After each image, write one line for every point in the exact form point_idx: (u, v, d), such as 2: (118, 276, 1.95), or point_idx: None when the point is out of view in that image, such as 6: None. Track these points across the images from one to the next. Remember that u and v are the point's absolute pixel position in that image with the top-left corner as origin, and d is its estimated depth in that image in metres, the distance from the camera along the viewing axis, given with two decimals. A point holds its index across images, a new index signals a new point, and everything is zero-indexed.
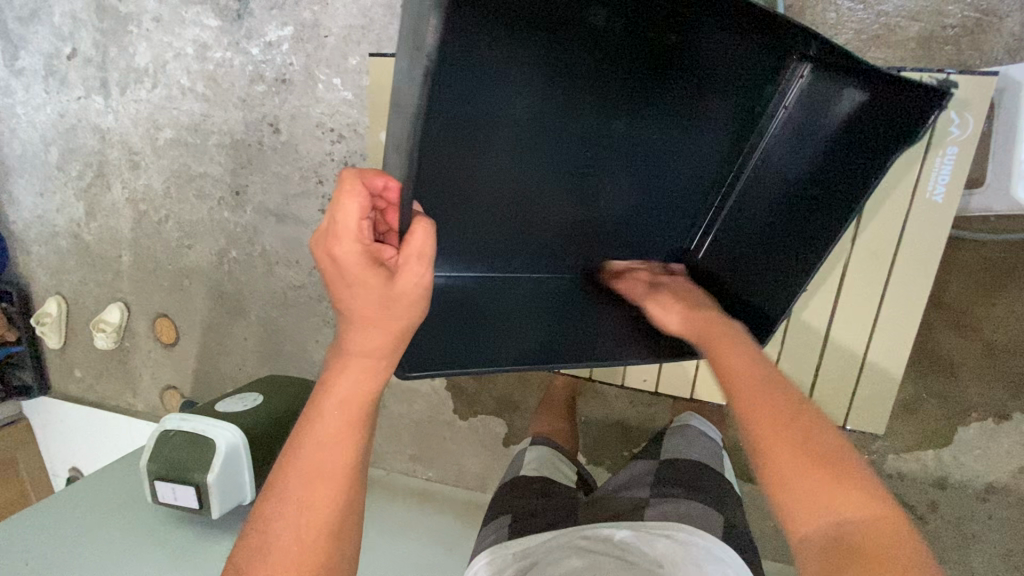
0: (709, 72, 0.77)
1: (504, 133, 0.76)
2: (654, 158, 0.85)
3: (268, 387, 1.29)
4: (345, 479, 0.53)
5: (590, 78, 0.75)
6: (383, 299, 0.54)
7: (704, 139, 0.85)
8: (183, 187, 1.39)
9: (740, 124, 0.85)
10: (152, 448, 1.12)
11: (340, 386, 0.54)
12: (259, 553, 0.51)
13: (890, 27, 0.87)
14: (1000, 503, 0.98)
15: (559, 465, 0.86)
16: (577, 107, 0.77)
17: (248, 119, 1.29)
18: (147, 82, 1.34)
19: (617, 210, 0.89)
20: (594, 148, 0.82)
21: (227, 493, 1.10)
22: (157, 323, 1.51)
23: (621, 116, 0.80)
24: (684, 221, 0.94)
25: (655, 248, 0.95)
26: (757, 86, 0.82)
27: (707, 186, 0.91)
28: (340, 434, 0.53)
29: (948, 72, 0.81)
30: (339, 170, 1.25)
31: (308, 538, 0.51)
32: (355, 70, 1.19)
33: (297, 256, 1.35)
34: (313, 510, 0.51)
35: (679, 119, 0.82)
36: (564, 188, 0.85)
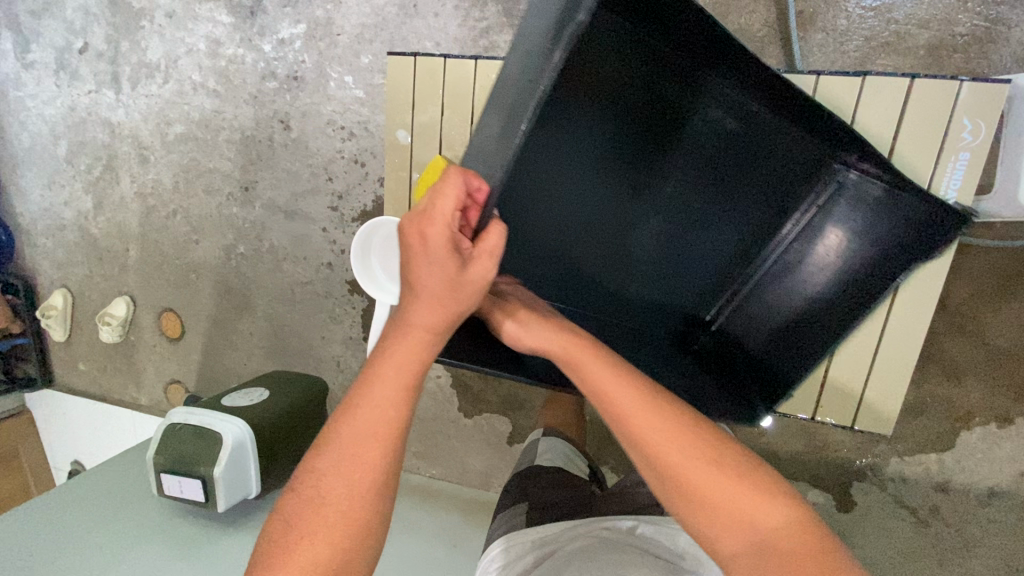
0: (747, 155, 0.88)
1: (562, 186, 0.84)
2: (686, 231, 0.92)
3: (274, 383, 1.30)
4: (393, 442, 0.56)
5: (645, 151, 0.87)
6: (453, 283, 0.59)
7: (739, 219, 0.92)
8: (192, 182, 1.39)
9: (774, 213, 0.92)
10: (159, 441, 1.13)
11: (395, 352, 0.58)
12: (307, 501, 0.53)
13: (900, 35, 0.88)
14: (1002, 507, 0.99)
15: (573, 459, 0.87)
16: (628, 172, 0.87)
17: (259, 116, 1.30)
18: (158, 77, 1.35)
19: (643, 275, 0.95)
20: (635, 214, 0.90)
21: (233, 487, 1.11)
22: (163, 317, 1.52)
23: (666, 185, 0.89)
24: (705, 299, 0.98)
25: (673, 316, 0.98)
26: (796, 182, 0.90)
27: (731, 266, 0.95)
28: (395, 398, 0.56)
29: (960, 79, 0.82)
30: (349, 167, 1.26)
31: (358, 494, 0.53)
32: (367, 68, 1.20)
33: (304, 252, 1.35)
34: (362, 465, 0.54)
35: (716, 194, 0.90)
36: (603, 248, 0.92)
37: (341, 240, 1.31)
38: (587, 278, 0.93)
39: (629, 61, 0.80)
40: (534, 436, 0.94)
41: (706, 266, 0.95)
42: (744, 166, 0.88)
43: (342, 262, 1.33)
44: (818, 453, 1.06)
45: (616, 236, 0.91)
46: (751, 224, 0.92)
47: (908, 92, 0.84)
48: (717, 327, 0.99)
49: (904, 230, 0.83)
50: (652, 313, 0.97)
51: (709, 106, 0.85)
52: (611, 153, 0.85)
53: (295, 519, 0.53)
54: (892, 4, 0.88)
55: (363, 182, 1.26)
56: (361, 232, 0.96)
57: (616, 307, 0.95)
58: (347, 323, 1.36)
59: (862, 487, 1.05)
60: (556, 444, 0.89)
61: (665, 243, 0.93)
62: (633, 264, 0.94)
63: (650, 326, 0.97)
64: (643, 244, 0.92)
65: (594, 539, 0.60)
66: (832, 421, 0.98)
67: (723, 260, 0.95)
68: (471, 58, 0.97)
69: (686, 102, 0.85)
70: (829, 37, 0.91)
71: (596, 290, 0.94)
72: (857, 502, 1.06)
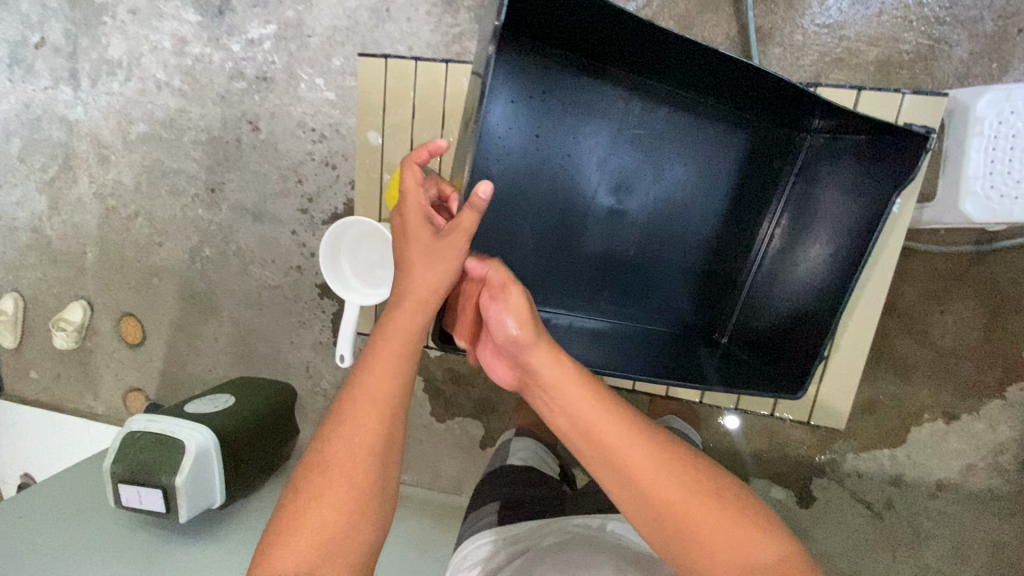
0: (703, 145, 0.91)
1: (552, 172, 0.90)
2: (671, 224, 0.94)
3: (240, 390, 1.27)
4: (388, 407, 0.60)
5: (617, 132, 0.89)
6: (431, 247, 0.67)
7: (723, 197, 0.93)
8: (155, 183, 1.36)
9: (761, 192, 0.93)
10: (117, 450, 1.08)
11: (391, 325, 0.65)
12: (318, 467, 0.58)
13: (851, 51, 0.93)
14: (950, 499, 1.04)
15: (545, 459, 0.88)
16: (597, 171, 0.91)
17: (227, 117, 1.27)
18: (120, 75, 1.31)
19: (646, 271, 0.96)
20: (616, 211, 0.93)
21: (196, 496, 1.07)
22: (122, 322, 1.46)
23: (647, 171, 0.91)
24: (716, 289, 0.97)
25: (683, 307, 0.98)
26: (775, 157, 0.91)
27: (726, 251, 0.95)
28: (391, 365, 0.62)
29: (903, 92, 0.87)
30: (319, 170, 1.25)
31: (361, 454, 0.58)
32: (339, 71, 1.19)
33: (273, 255, 1.32)
34: (364, 428, 0.59)
35: (684, 180, 0.92)
36: (596, 250, 0.95)
37: (311, 243, 1.29)
38: (589, 280, 0.96)
39: (576, 75, 0.86)
40: (507, 435, 0.94)
41: (703, 255, 0.95)
42: (706, 153, 0.91)
43: (312, 266, 1.31)
44: (780, 451, 1.10)
45: (607, 235, 0.94)
46: (732, 209, 0.93)
47: (856, 103, 0.88)
48: (735, 318, 0.97)
49: (878, 168, 0.79)
50: (668, 308, 0.97)
51: (658, 95, 0.88)
52: (585, 136, 0.89)
53: (308, 484, 0.57)
54: (843, 22, 0.93)
55: (334, 185, 1.25)
56: (327, 236, 0.92)
57: (629, 302, 0.97)
58: (317, 328, 1.34)
59: (822, 483, 1.09)
60: (528, 443, 0.89)
61: (651, 236, 0.94)
62: (635, 257, 0.95)
63: (665, 319, 0.98)
64: (634, 241, 0.95)
65: (565, 536, 0.61)
66: (790, 417, 1.01)
67: (716, 244, 0.95)
68: (443, 61, 0.98)
69: (634, 99, 0.88)
70: (787, 51, 0.95)
71: (606, 284, 0.96)
72: (818, 498, 1.10)
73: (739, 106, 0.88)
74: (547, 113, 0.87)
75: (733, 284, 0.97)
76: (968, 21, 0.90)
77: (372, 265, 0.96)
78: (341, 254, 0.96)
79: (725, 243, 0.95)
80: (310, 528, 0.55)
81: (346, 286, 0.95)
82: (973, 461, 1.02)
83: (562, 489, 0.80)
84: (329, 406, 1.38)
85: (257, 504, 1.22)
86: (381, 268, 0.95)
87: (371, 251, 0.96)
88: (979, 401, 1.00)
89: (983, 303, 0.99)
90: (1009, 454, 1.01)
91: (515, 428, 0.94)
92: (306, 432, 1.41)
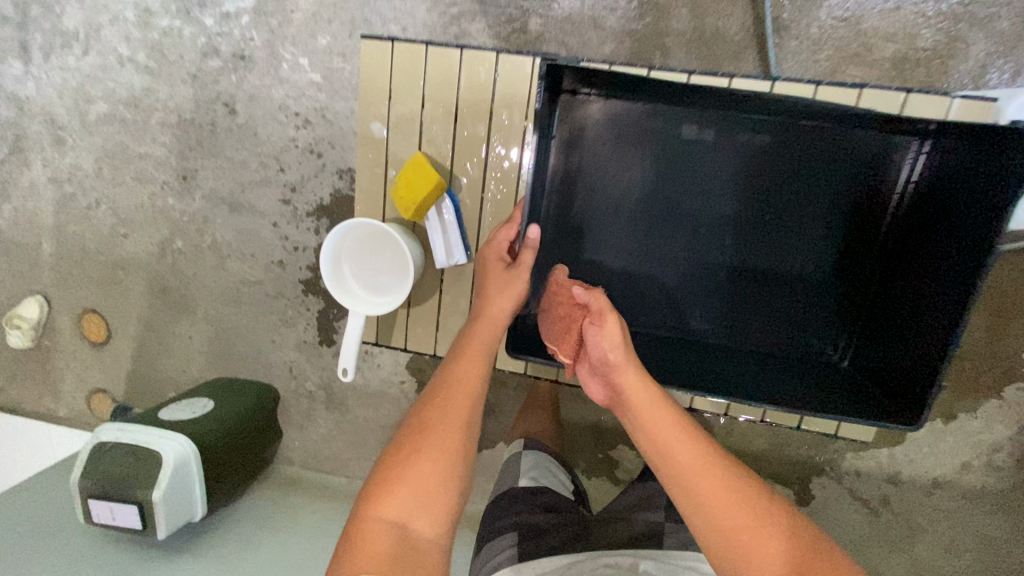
0: (792, 170, 0.83)
1: (627, 201, 0.87)
2: (768, 254, 0.87)
3: (220, 394, 1.20)
4: (478, 389, 0.69)
5: (694, 155, 0.84)
6: (500, 276, 0.80)
7: (820, 216, 0.85)
8: (119, 169, 1.24)
9: (872, 205, 0.83)
10: (84, 463, 1.00)
11: (478, 333, 0.76)
12: (414, 430, 0.64)
13: (869, 47, 0.91)
14: (944, 497, 1.06)
15: (558, 475, 0.84)
16: (684, 204, 0.86)
17: (200, 98, 1.17)
18: (76, 48, 1.19)
19: (748, 307, 0.89)
20: (711, 244, 0.87)
21: (176, 510, 1.00)
22: (84, 319, 1.35)
23: (728, 191, 0.85)
24: (835, 319, 0.88)
25: (793, 337, 0.90)
26: (883, 165, 0.81)
27: (834, 273, 0.86)
28: (478, 356, 0.73)
29: (951, 94, 0.83)
30: (303, 158, 1.16)
31: (453, 422, 0.65)
32: (325, 50, 1.10)
33: (252, 249, 1.24)
34: (456, 400, 0.67)
35: (777, 207, 0.85)
36: (696, 288, 0.89)
37: (293, 237, 1.21)
38: (688, 317, 0.91)
39: (638, 109, 0.83)
40: (515, 446, 0.90)
41: (807, 285, 0.87)
42: (799, 172, 0.83)
43: (295, 261, 1.22)
44: (781, 451, 1.10)
45: (706, 271, 0.89)
46: (837, 233, 0.85)
47: (903, 106, 0.84)
48: (853, 348, 0.88)
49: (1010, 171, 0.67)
50: (775, 339, 0.90)
51: (733, 118, 0.81)
52: (660, 159, 0.85)
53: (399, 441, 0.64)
54: (861, 16, 0.90)
55: (319, 174, 1.16)
56: (329, 240, 0.87)
57: (729, 335, 0.90)
58: (301, 326, 1.26)
59: (821, 482, 1.10)
60: (539, 458, 0.86)
61: (741, 263, 0.87)
62: (728, 287, 0.89)
63: (773, 352, 0.90)
64: (733, 275, 0.88)
65: None
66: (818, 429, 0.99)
67: (824, 272, 0.87)
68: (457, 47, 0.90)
69: (707, 127, 0.82)
70: (802, 44, 0.92)
71: (700, 318, 0.90)
72: (816, 496, 1.11)
73: (825, 132, 0.81)
74: (613, 144, 0.85)
75: (854, 312, 0.88)
76: (985, 19, 0.88)
77: (377, 271, 0.90)
78: (344, 273, 0.91)
79: (834, 271, 0.86)
80: (410, 479, 0.60)
81: (370, 304, 0.90)
82: (967, 460, 1.04)
83: (582, 510, 0.79)
84: (314, 408, 1.31)
85: (241, 514, 1.15)
86: (387, 274, 0.90)
87: (370, 256, 0.90)
88: (977, 400, 1.02)
89: (986, 303, 0.99)
90: (1003, 453, 1.03)
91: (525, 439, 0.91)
92: (289, 436, 1.34)
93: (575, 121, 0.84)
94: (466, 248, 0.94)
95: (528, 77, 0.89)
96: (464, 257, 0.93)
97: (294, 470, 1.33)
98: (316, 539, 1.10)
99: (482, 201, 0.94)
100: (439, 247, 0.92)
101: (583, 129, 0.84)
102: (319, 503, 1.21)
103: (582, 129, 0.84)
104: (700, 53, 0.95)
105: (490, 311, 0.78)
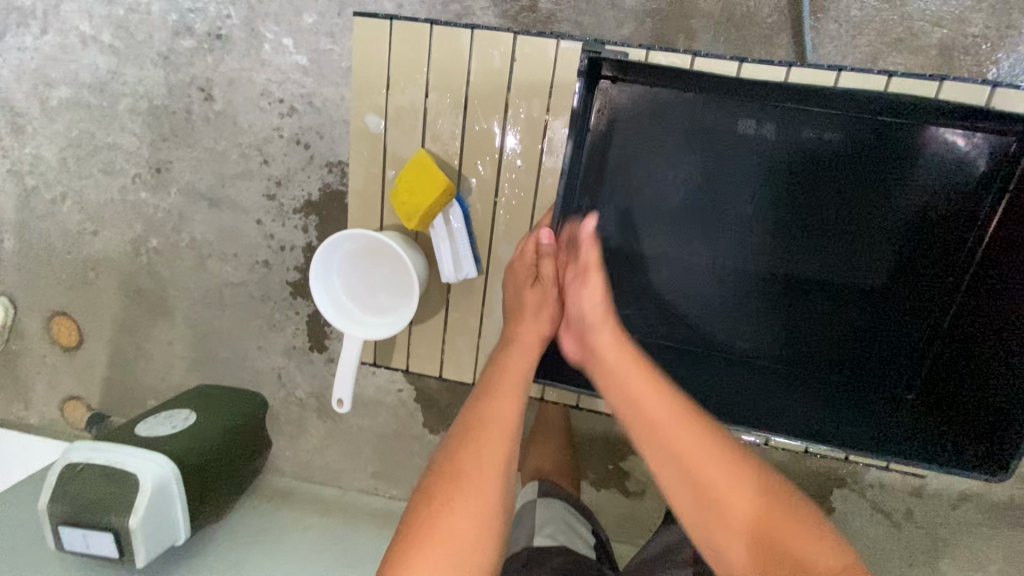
0: (854, 173, 0.74)
1: (670, 207, 0.79)
2: (824, 265, 0.78)
3: (203, 404, 1.11)
4: (512, 429, 0.62)
5: (751, 159, 0.76)
6: (524, 292, 0.75)
7: (891, 229, 0.76)
8: (85, 160, 1.13)
9: (950, 216, 0.74)
10: (53, 487, 0.91)
11: (511, 358, 0.70)
12: (450, 481, 0.57)
13: (914, 31, 0.83)
14: (970, 510, 1.02)
15: (575, 529, 0.79)
16: (733, 209, 0.78)
17: (172, 82, 1.06)
18: (33, 26, 1.07)
19: (798, 322, 0.81)
20: (761, 253, 0.79)
21: (156, 536, 0.92)
22: (53, 323, 1.25)
23: (787, 199, 0.77)
24: (899, 341, 0.80)
25: (852, 360, 0.81)
26: (968, 172, 0.72)
27: (902, 291, 0.78)
28: (513, 391, 0.65)
29: None
30: (289, 149, 1.06)
31: (490, 472, 0.58)
32: (312, 30, 1.00)
33: (234, 248, 1.14)
34: (489, 441, 0.60)
35: (837, 213, 0.76)
36: (742, 301, 0.81)
37: (279, 235, 1.11)
38: (731, 333, 0.83)
39: (689, 100, 0.74)
40: (530, 490, 0.87)
41: (871, 304, 0.79)
42: (867, 177, 0.74)
43: (282, 261, 1.13)
44: (801, 462, 1.04)
45: (755, 282, 0.80)
46: (902, 244, 0.76)
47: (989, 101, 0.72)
48: (922, 374, 0.80)
49: None
50: (833, 362, 0.82)
51: (798, 112, 0.73)
52: (713, 162, 0.77)
53: (434, 490, 0.57)
54: None
55: (307, 167, 1.06)
56: (322, 251, 0.80)
57: (782, 357, 0.82)
58: (289, 331, 1.17)
59: (843, 494, 1.05)
60: (555, 512, 0.81)
61: (797, 278, 0.79)
62: (781, 304, 0.81)
63: (830, 377, 0.82)
64: (786, 289, 0.80)
65: None
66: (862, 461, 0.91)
67: (885, 287, 0.78)
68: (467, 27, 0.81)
69: (766, 122, 0.74)
70: (842, 28, 0.85)
71: (749, 338, 0.82)
72: (837, 508, 1.05)
73: (895, 130, 0.72)
74: (657, 141, 0.77)
75: (916, 334, 0.79)
76: None
77: (375, 287, 0.83)
78: (341, 294, 0.84)
79: (897, 286, 0.78)
80: (440, 538, 0.53)
81: (378, 324, 0.82)
82: None
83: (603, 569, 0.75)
84: (305, 416, 1.23)
85: (227, 531, 1.07)
86: (387, 290, 0.83)
87: (366, 271, 0.83)
88: None
89: None
90: None
91: (539, 483, 0.87)
92: (279, 445, 1.26)
93: (619, 116, 0.76)
94: (476, 260, 0.86)
95: (551, 64, 0.80)
96: (474, 271, 0.86)
97: (285, 481, 1.25)
98: (309, 557, 1.02)
99: (491, 200, 0.85)
100: (447, 260, 0.84)
101: (623, 124, 0.76)
102: (313, 518, 1.14)
103: (623, 124, 0.76)
104: (728, 36, 0.87)
105: (520, 332, 0.73)
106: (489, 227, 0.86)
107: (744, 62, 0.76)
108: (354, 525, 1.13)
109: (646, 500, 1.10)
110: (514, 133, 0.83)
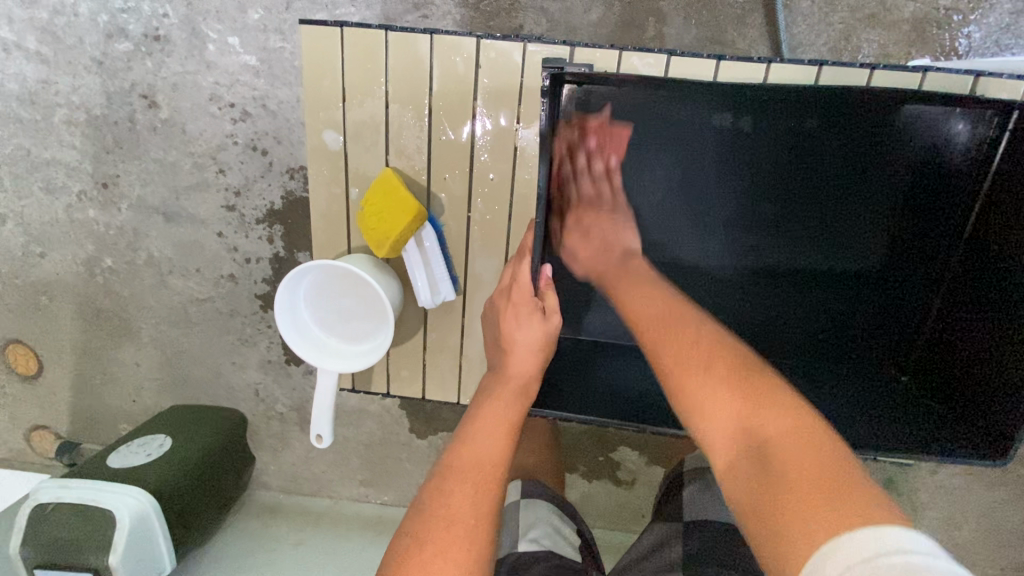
0: (837, 162, 0.74)
1: (652, 208, 0.78)
2: (809, 256, 0.78)
3: (177, 426, 1.06)
4: (504, 466, 0.61)
5: (732, 155, 0.74)
6: (520, 320, 0.73)
7: (874, 215, 0.76)
8: (23, 178, 1.05)
9: (930, 199, 0.75)
10: (23, 531, 0.87)
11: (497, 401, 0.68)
12: (438, 523, 0.54)
13: (885, 7, 0.81)
14: (948, 474, 1.05)
15: (560, 531, 0.79)
16: (716, 207, 0.77)
17: (111, 90, 0.98)
18: None
19: (788, 315, 0.81)
20: (747, 249, 0.79)
21: (139, 571, 0.88)
22: (8, 352, 1.18)
23: (772, 194, 0.76)
24: (884, 323, 0.81)
25: (839, 349, 0.82)
26: (945, 155, 0.73)
27: (888, 276, 0.79)
28: (502, 426, 0.65)
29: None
30: (244, 156, 1.00)
31: (484, 515, 0.56)
32: (258, 27, 0.93)
33: (197, 263, 1.08)
34: (481, 482, 0.58)
35: (822, 204, 0.76)
36: (731, 295, 0.81)
37: (243, 248, 1.06)
38: None
39: (661, 97, 0.72)
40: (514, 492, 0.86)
41: (857, 288, 0.80)
42: (850, 165, 0.74)
43: (247, 273, 1.08)
44: None
45: (744, 278, 0.80)
46: (887, 231, 0.77)
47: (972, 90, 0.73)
48: (912, 354, 0.82)
49: None
50: (820, 349, 0.82)
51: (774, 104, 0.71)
52: (692, 159, 0.75)
53: (428, 537, 0.53)
54: None
55: (266, 175, 1.01)
56: (286, 281, 0.75)
57: (772, 348, 0.83)
58: (263, 345, 1.13)
59: None
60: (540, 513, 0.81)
61: (783, 270, 0.79)
62: (771, 296, 0.81)
63: (820, 367, 0.83)
64: (774, 280, 0.80)
65: None
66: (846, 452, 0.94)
67: (870, 274, 0.79)
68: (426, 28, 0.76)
69: (743, 116, 0.72)
70: (814, 6, 0.83)
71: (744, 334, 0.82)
72: None
73: (873, 119, 0.72)
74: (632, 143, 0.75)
75: (901, 315, 0.81)
76: None
77: (347, 316, 0.80)
78: (309, 322, 0.80)
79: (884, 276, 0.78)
80: None
81: (320, 346, 0.80)
82: None
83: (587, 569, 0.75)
84: (287, 430, 1.20)
85: (213, 552, 1.04)
86: (359, 319, 0.80)
87: (338, 295, 0.79)
88: None
89: None
90: None
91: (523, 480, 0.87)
92: (263, 460, 1.23)
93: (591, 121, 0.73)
94: (452, 281, 0.83)
95: (520, 65, 0.76)
96: (451, 292, 0.82)
97: (271, 496, 1.22)
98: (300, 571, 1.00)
99: (463, 212, 0.82)
100: (422, 285, 0.81)
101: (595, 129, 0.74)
102: (303, 532, 1.11)
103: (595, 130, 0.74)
104: (699, 17, 0.84)
105: (511, 369, 0.72)
106: (463, 236, 0.83)
107: (723, 59, 0.75)
108: (345, 534, 1.12)
109: (638, 489, 1.10)
110: (483, 142, 0.79)
